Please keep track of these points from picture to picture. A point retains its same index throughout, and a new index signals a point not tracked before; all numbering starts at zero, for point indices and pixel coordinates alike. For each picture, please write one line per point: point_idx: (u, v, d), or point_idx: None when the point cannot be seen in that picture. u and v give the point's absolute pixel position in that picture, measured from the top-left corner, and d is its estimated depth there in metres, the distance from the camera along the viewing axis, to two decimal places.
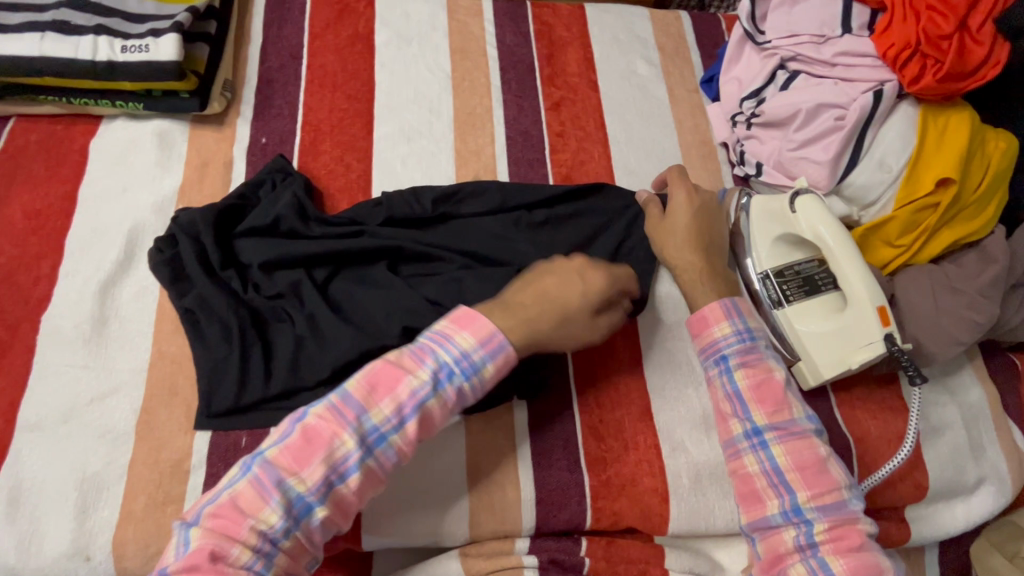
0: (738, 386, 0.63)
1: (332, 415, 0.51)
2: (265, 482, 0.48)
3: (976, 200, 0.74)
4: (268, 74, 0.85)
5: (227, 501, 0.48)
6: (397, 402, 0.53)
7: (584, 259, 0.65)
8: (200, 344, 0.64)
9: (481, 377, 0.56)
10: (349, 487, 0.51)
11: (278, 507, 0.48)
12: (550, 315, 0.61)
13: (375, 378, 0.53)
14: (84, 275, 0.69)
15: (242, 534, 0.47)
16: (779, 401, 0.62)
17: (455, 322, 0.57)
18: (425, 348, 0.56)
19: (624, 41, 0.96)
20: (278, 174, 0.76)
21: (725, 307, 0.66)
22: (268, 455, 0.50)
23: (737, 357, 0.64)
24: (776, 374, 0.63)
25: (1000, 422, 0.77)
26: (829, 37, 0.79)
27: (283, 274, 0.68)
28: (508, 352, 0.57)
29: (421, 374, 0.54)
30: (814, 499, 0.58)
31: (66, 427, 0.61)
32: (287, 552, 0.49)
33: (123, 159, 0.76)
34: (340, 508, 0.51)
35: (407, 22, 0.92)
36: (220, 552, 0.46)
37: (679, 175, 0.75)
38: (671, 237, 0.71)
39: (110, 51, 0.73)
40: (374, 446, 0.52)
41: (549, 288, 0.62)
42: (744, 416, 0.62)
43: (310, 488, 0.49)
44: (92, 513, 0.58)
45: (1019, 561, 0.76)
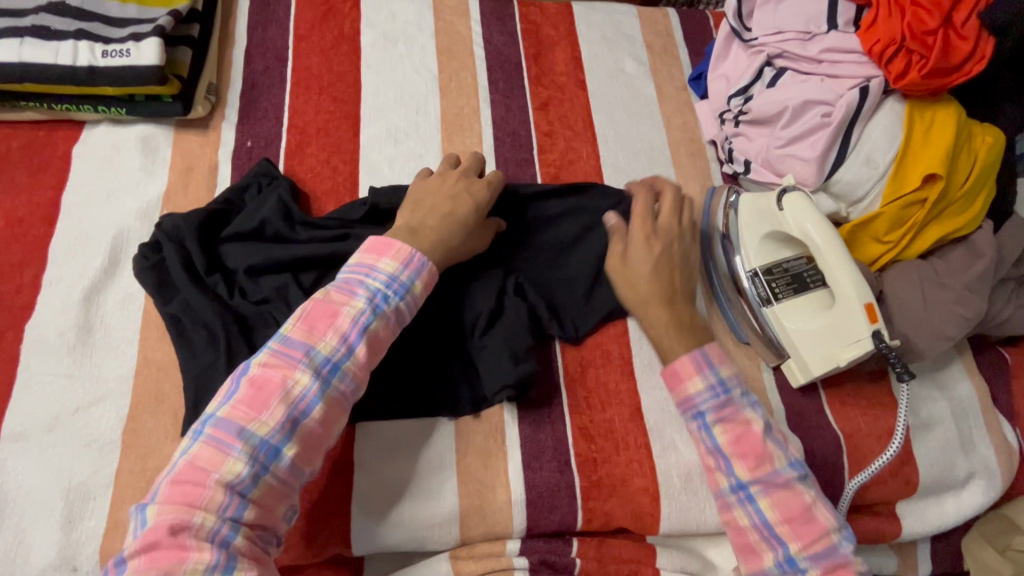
0: (717, 442, 0.61)
1: (277, 359, 0.54)
2: (224, 436, 0.50)
3: (962, 194, 0.74)
4: (253, 77, 0.85)
5: (185, 465, 0.49)
6: (338, 332, 0.56)
7: (462, 175, 0.71)
8: (187, 351, 0.64)
9: (413, 296, 0.62)
10: (315, 420, 0.54)
11: (241, 455, 0.50)
12: (456, 230, 0.67)
13: (311, 318, 0.57)
14: (69, 283, 0.68)
15: (208, 492, 0.48)
16: (760, 454, 0.60)
17: (373, 253, 0.62)
18: (353, 281, 0.60)
19: (611, 39, 0.96)
20: (264, 177, 0.75)
21: (695, 360, 0.64)
22: (218, 415, 0.52)
23: (713, 414, 0.62)
24: (754, 425, 0.61)
25: (989, 416, 0.78)
26: (815, 33, 0.79)
27: (269, 278, 0.68)
28: (431, 268, 0.63)
29: (356, 303, 0.58)
30: (806, 549, 0.58)
31: (51, 436, 0.61)
32: (259, 499, 0.51)
33: (107, 165, 0.76)
34: (309, 444, 0.54)
35: (393, 22, 0.91)
36: (182, 519, 0.47)
37: (642, 212, 0.72)
38: (635, 285, 0.69)
39: (91, 56, 0.72)
40: (329, 377, 0.55)
41: (449, 208, 0.68)
42: (728, 471, 0.61)
43: (273, 430, 0.51)
44: (79, 522, 0.58)
45: (1011, 553, 0.76)
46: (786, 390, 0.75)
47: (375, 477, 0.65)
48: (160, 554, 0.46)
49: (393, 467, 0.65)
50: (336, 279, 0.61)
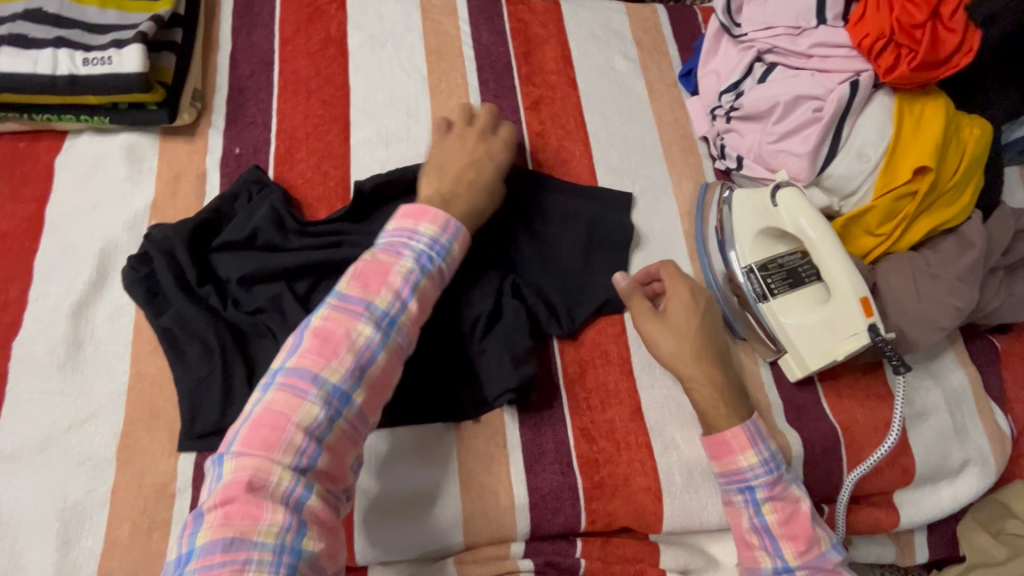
0: (765, 520, 0.64)
1: (339, 313, 0.55)
2: (299, 382, 0.51)
3: (952, 187, 0.75)
4: (239, 82, 0.83)
5: (262, 412, 0.50)
6: (391, 289, 0.58)
7: (483, 140, 0.73)
8: (181, 364, 0.63)
9: (452, 257, 0.63)
10: (379, 368, 0.55)
11: (317, 399, 0.51)
12: (484, 195, 0.70)
13: (364, 277, 0.58)
14: (56, 298, 0.66)
15: (288, 436, 0.49)
16: (809, 536, 0.64)
17: (411, 219, 0.63)
18: (397, 244, 0.61)
19: (601, 36, 0.96)
20: (254, 185, 0.74)
21: (749, 433, 0.64)
22: (287, 365, 0.52)
23: (764, 490, 0.64)
24: (802, 504, 0.65)
25: (982, 404, 0.79)
26: (804, 28, 0.79)
27: (262, 288, 0.67)
28: (465, 233, 0.65)
29: (404, 263, 0.59)
30: None
31: (44, 456, 0.60)
32: (332, 446, 0.52)
33: (92, 175, 0.74)
34: (375, 391, 0.55)
35: (381, 23, 0.90)
36: (262, 471, 0.48)
37: (674, 274, 0.71)
38: (679, 343, 0.67)
39: (72, 64, 0.70)
40: (388, 328, 0.56)
41: (472, 175, 0.70)
42: (774, 551, 0.64)
43: (343, 376, 0.53)
44: (76, 543, 0.57)
45: (1004, 537, 0.78)
46: (784, 384, 0.75)
47: (377, 486, 0.64)
48: (236, 509, 0.46)
49: (396, 475, 0.65)
50: (378, 242, 0.62)
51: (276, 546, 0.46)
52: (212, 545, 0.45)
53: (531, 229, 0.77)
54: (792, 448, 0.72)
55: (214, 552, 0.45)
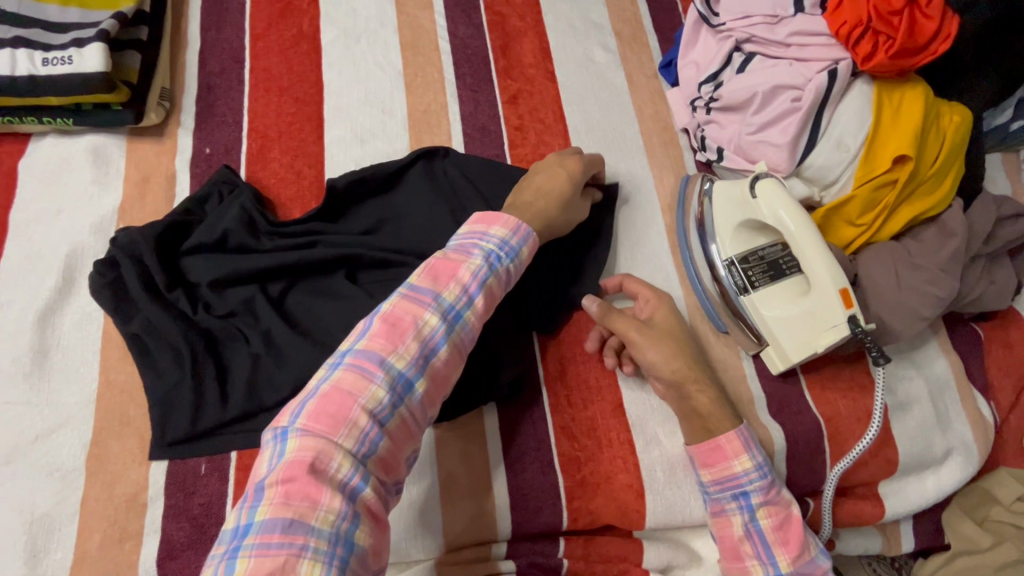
0: (760, 526, 0.62)
1: (409, 302, 0.54)
2: (367, 364, 0.50)
3: (932, 174, 0.74)
4: (208, 80, 0.81)
5: (330, 389, 0.48)
6: (461, 284, 0.57)
7: (556, 154, 0.72)
8: (150, 371, 0.61)
9: (520, 261, 0.62)
10: (441, 360, 0.54)
11: (383, 382, 0.49)
12: (555, 202, 0.68)
13: (434, 270, 0.57)
14: (21, 305, 0.65)
15: (353, 416, 0.47)
16: (802, 542, 0.63)
17: (483, 222, 0.62)
18: (467, 244, 0.60)
19: (580, 28, 0.94)
20: (224, 186, 0.72)
21: (743, 438, 0.63)
22: (357, 347, 0.51)
23: (759, 495, 0.62)
24: (793, 508, 0.64)
25: (965, 392, 0.79)
26: (782, 16, 0.78)
27: (234, 291, 0.66)
28: (534, 239, 0.64)
29: (474, 261, 0.58)
30: None
31: (10, 467, 0.58)
32: (391, 434, 0.50)
33: (57, 178, 0.72)
34: (436, 384, 0.54)
35: (354, 18, 0.88)
36: (326, 451, 0.45)
37: (639, 285, 0.71)
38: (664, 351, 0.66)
39: (31, 65, 0.68)
40: (454, 323, 0.55)
41: (543, 182, 0.69)
42: (767, 558, 0.62)
43: (409, 363, 0.51)
44: (44, 556, 0.55)
45: (989, 524, 0.78)
46: (767, 377, 0.75)
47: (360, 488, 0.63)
48: (297, 488, 0.43)
49: None
50: (449, 243, 0.61)
51: (332, 534, 0.43)
52: (270, 524, 0.42)
53: None
54: (775, 441, 0.71)
55: (273, 532, 0.42)
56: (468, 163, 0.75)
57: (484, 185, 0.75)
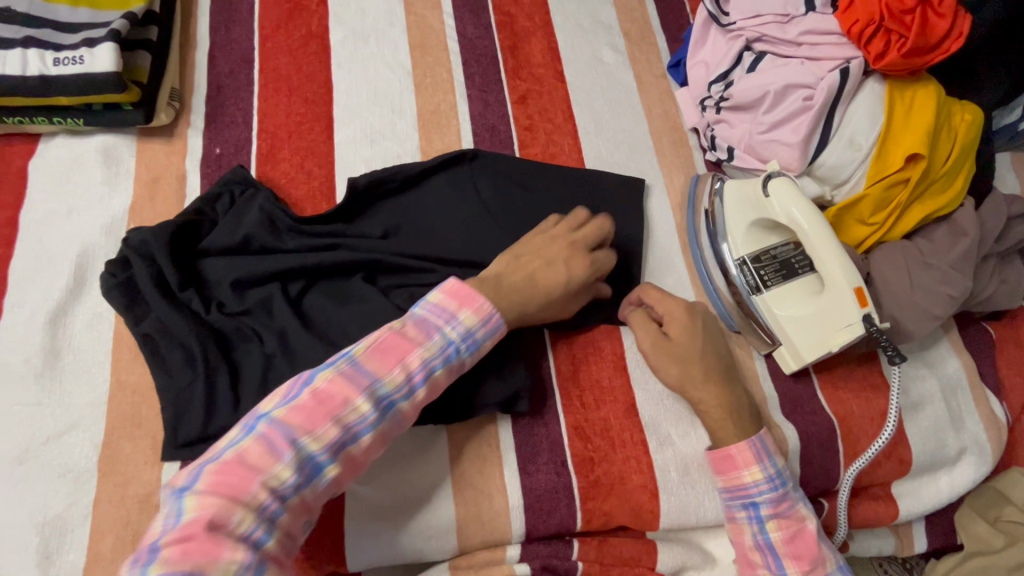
0: (769, 538, 0.62)
1: (345, 380, 0.51)
2: (278, 439, 0.48)
3: (945, 173, 0.74)
4: (218, 80, 0.81)
5: (233, 458, 0.46)
6: (406, 370, 0.54)
7: (572, 248, 0.67)
8: (162, 371, 0.61)
9: (480, 353, 0.59)
10: (360, 448, 0.52)
11: (291, 463, 0.47)
12: (537, 296, 0.64)
13: (383, 347, 0.54)
14: (31, 306, 0.64)
15: (253, 490, 0.46)
16: (814, 556, 0.62)
17: (455, 301, 0.59)
18: (430, 323, 0.57)
19: (588, 28, 0.94)
20: (237, 186, 0.72)
21: (755, 448, 0.63)
22: (274, 415, 0.49)
23: (769, 507, 0.62)
24: (808, 523, 0.63)
25: (977, 392, 0.78)
26: (793, 15, 0.78)
27: (253, 291, 0.66)
28: (503, 330, 0.61)
29: (431, 347, 0.56)
30: None
31: (22, 468, 0.58)
32: (292, 511, 0.48)
33: (68, 178, 0.72)
34: (348, 468, 0.52)
35: (363, 18, 0.88)
36: (223, 513, 0.44)
37: (664, 294, 0.69)
38: (683, 365, 0.65)
39: (42, 65, 0.68)
40: (385, 412, 0.53)
41: (540, 273, 0.64)
42: (777, 569, 0.62)
43: (324, 447, 0.49)
44: (57, 558, 0.55)
45: (1002, 524, 0.78)
46: (780, 376, 0.74)
47: (374, 487, 0.63)
48: (191, 551, 0.42)
49: (384, 481, 0.63)
50: (411, 313, 0.58)
51: None
52: None
53: (537, 214, 0.75)
54: (789, 441, 0.71)
55: None
56: (496, 164, 0.77)
57: (508, 184, 0.76)
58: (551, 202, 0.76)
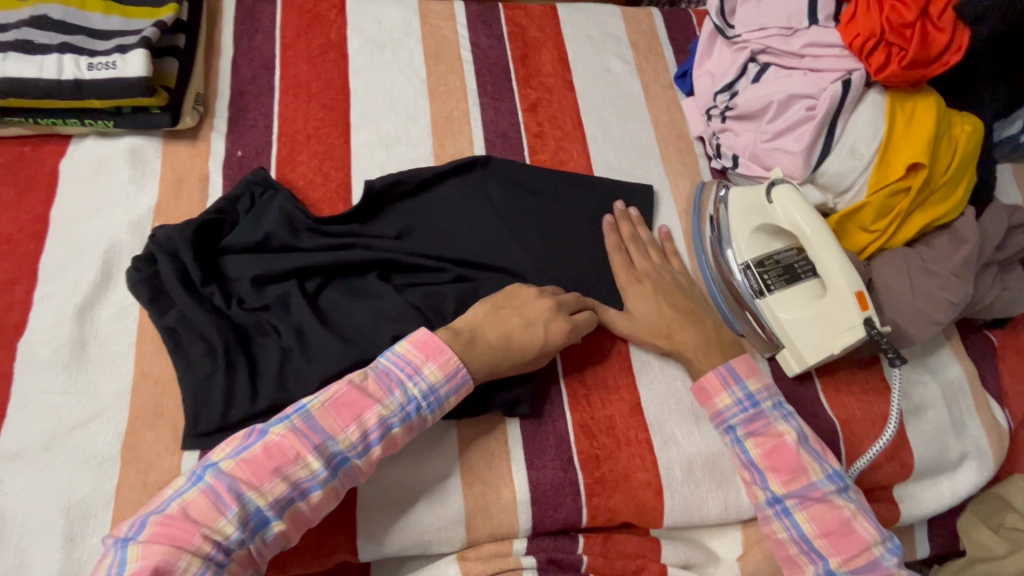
0: (751, 456, 0.66)
1: (297, 436, 0.53)
2: (223, 494, 0.50)
3: (945, 182, 0.75)
4: (240, 86, 0.84)
5: (177, 511, 0.49)
6: (361, 427, 0.55)
7: (554, 308, 0.67)
8: (183, 363, 0.63)
9: (444, 408, 0.60)
10: (309, 504, 0.53)
11: (234, 518, 0.49)
12: (509, 359, 0.64)
13: (341, 402, 0.56)
14: (60, 299, 0.67)
15: (196, 543, 0.48)
16: (794, 467, 0.64)
17: (422, 354, 0.60)
18: (392, 377, 0.58)
19: (597, 39, 0.97)
20: (258, 186, 0.75)
21: (722, 377, 0.68)
22: (223, 466, 0.51)
23: (744, 427, 0.66)
24: (787, 437, 0.65)
25: (978, 398, 0.79)
26: (797, 28, 0.80)
27: (272, 287, 0.68)
28: (470, 385, 0.61)
29: (389, 404, 0.57)
30: (845, 563, 0.61)
31: (49, 454, 0.60)
32: (237, 563, 0.50)
33: (96, 178, 0.75)
34: (296, 523, 0.54)
35: (380, 28, 0.92)
36: (168, 561, 0.46)
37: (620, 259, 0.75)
38: (647, 325, 0.71)
39: (77, 69, 0.71)
40: (337, 468, 0.54)
41: (516, 334, 0.64)
42: (763, 484, 0.65)
43: (269, 502, 0.51)
44: (80, 540, 0.57)
45: (1004, 531, 0.78)
46: (782, 379, 0.76)
47: (384, 479, 0.64)
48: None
49: (394, 470, 0.65)
50: (376, 364, 0.59)
51: None
52: None
53: (547, 218, 0.78)
54: None
55: None
56: (508, 169, 0.80)
57: (518, 191, 0.79)
58: (560, 206, 0.79)
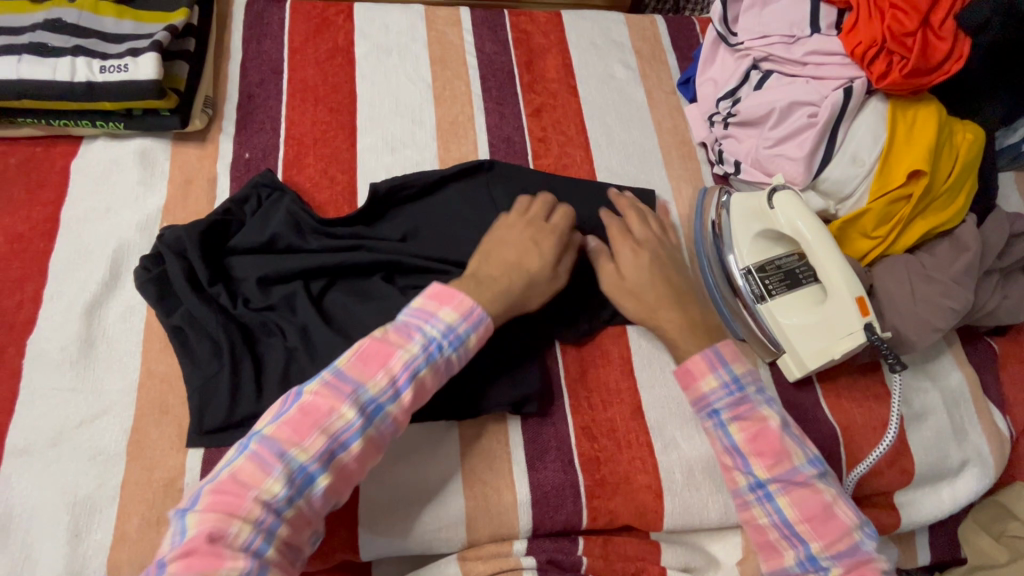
0: (734, 440, 0.61)
1: (328, 391, 0.54)
2: (267, 455, 0.51)
3: (946, 190, 0.76)
4: (249, 90, 0.86)
5: (227, 477, 0.50)
6: (389, 373, 0.55)
7: (529, 223, 0.70)
8: (190, 362, 0.64)
9: (467, 348, 0.60)
10: (351, 456, 0.54)
11: (280, 476, 0.50)
12: (518, 281, 0.65)
13: (366, 355, 0.56)
14: (69, 297, 0.68)
15: (248, 505, 0.49)
16: (779, 451, 0.60)
17: (436, 300, 0.60)
18: (411, 325, 0.58)
19: (601, 46, 0.98)
20: (265, 189, 0.76)
21: (708, 358, 0.64)
22: (264, 432, 0.52)
23: (729, 411, 0.62)
24: (771, 422, 0.61)
25: (979, 405, 0.79)
26: (799, 36, 0.81)
27: (278, 288, 0.69)
28: (488, 323, 0.61)
29: (411, 348, 0.57)
30: (827, 548, 0.58)
31: (56, 449, 0.61)
32: (293, 520, 0.51)
33: (106, 179, 0.76)
34: (341, 477, 0.54)
35: (386, 33, 0.93)
36: (221, 526, 0.48)
37: (620, 231, 0.73)
38: (638, 296, 0.69)
39: (88, 71, 0.73)
40: (372, 417, 0.54)
41: (512, 258, 0.67)
42: (745, 469, 0.61)
43: (312, 457, 0.52)
44: (86, 536, 0.58)
45: (1006, 539, 0.78)
46: (783, 384, 0.76)
47: (386, 479, 0.65)
48: (196, 561, 0.46)
49: (396, 470, 0.65)
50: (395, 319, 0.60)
51: None
52: None
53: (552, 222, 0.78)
54: None
55: None
56: (513, 174, 0.81)
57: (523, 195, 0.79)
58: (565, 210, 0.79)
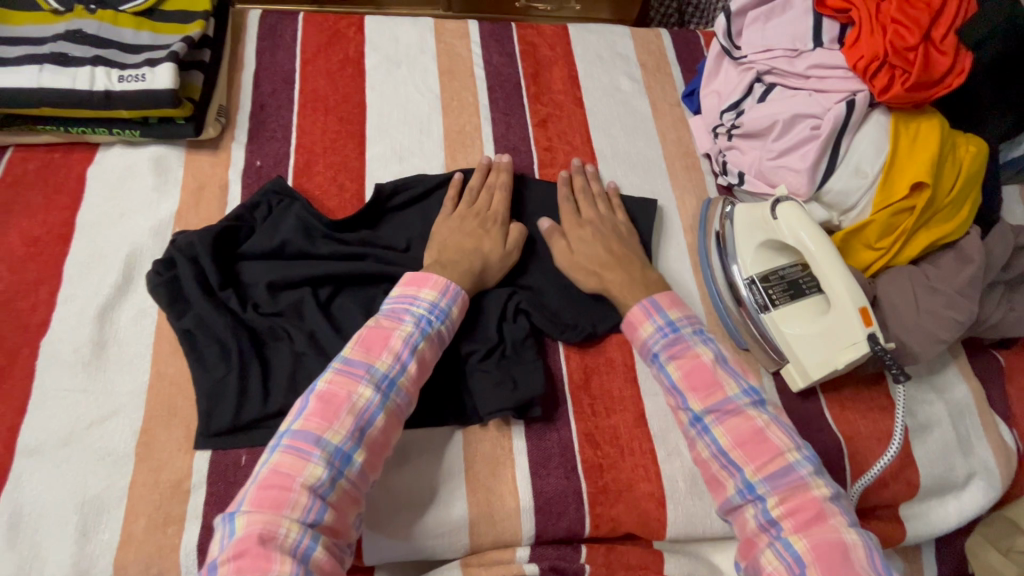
0: (672, 379, 0.65)
1: (343, 376, 0.58)
2: (303, 444, 0.54)
3: (950, 201, 0.76)
4: (261, 100, 0.87)
5: (269, 473, 0.53)
6: (393, 351, 0.60)
7: (471, 210, 0.77)
8: (199, 366, 0.65)
9: (452, 320, 0.66)
10: (379, 429, 0.57)
11: (320, 460, 0.53)
12: (477, 261, 0.72)
13: (367, 340, 0.61)
14: (83, 300, 0.69)
15: (294, 495, 0.52)
16: (710, 383, 0.63)
17: (414, 285, 0.66)
18: (399, 309, 0.64)
19: (607, 58, 1.00)
20: (275, 196, 0.77)
21: (645, 307, 0.69)
22: (294, 428, 0.55)
23: (665, 351, 0.66)
24: (704, 357, 0.65)
25: (985, 418, 0.79)
26: (801, 50, 0.82)
27: (286, 294, 0.70)
28: (464, 296, 0.68)
29: (406, 327, 0.62)
30: (761, 471, 0.59)
31: (66, 450, 0.62)
32: (338, 499, 0.54)
33: (122, 184, 0.78)
34: (374, 452, 0.57)
35: (396, 45, 0.95)
36: (271, 526, 0.50)
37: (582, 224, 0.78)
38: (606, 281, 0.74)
39: (107, 81, 0.75)
40: (388, 391, 0.59)
41: (467, 243, 0.73)
42: (683, 406, 0.64)
43: (345, 438, 0.55)
44: (93, 535, 0.58)
45: (1014, 554, 0.75)
46: (786, 394, 0.76)
47: (392, 483, 0.66)
48: (247, 562, 0.48)
49: (401, 475, 0.66)
50: (382, 310, 0.65)
51: None
52: None
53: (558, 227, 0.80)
54: None
55: None
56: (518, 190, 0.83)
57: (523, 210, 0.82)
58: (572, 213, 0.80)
